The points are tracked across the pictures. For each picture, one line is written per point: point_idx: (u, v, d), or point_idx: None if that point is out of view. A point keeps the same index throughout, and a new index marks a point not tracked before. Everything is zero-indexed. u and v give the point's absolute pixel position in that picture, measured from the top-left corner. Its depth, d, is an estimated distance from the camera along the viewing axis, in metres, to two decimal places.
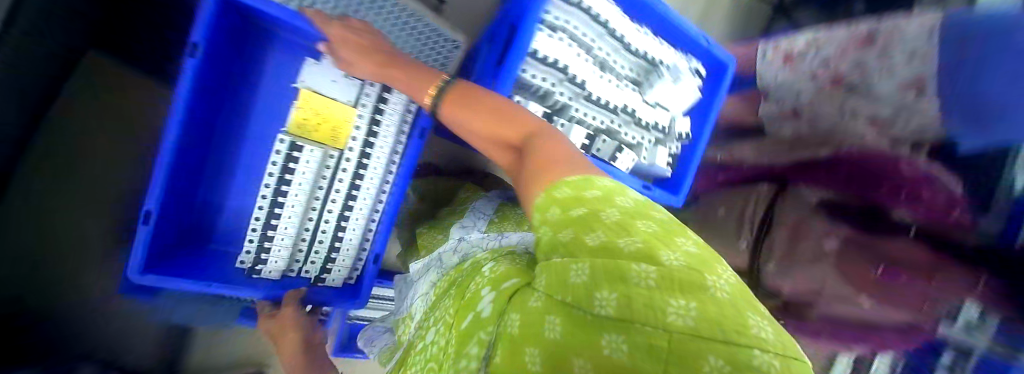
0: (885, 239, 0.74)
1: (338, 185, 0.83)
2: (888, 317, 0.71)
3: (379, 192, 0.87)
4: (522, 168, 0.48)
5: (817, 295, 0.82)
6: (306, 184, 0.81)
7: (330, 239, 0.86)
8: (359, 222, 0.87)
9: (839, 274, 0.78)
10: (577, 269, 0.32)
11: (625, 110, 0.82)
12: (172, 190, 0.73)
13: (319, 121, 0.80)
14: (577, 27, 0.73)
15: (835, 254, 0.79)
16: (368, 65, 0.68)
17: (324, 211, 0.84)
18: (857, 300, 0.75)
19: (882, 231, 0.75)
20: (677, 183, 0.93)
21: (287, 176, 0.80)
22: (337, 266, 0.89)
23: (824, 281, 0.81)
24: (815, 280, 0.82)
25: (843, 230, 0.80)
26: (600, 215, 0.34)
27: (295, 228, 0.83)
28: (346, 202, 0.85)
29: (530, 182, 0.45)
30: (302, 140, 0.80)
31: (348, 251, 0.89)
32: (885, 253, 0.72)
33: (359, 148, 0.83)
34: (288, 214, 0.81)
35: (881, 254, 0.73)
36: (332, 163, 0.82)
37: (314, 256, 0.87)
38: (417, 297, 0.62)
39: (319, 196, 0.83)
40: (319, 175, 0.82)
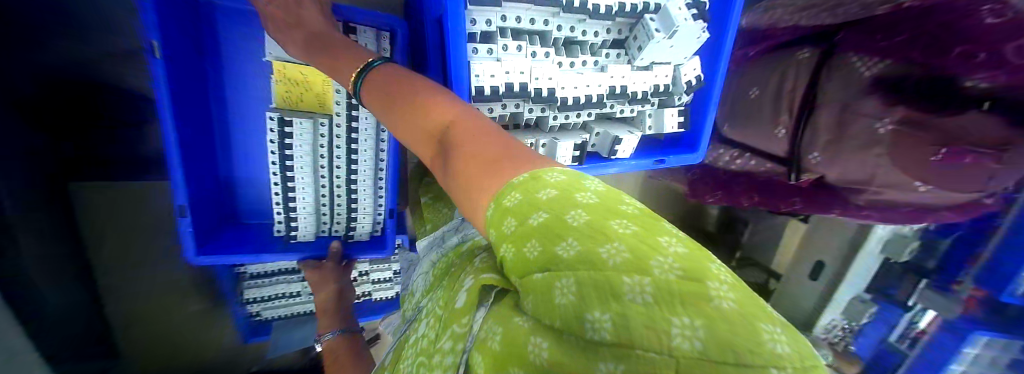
0: (952, 115, 0.65)
1: (337, 143, 0.64)
2: (946, 198, 0.74)
3: (378, 143, 0.66)
4: (450, 175, 0.38)
5: (867, 183, 0.80)
6: (307, 148, 0.63)
7: (344, 192, 0.70)
8: (370, 176, 0.69)
9: (891, 160, 0.73)
10: (562, 286, 0.27)
11: (614, 94, 0.63)
12: (196, 178, 0.64)
13: (301, 91, 0.61)
14: (519, 18, 0.55)
15: (890, 137, 0.72)
16: (294, 49, 0.51)
17: (328, 167, 0.67)
18: (913, 186, 0.74)
19: (949, 107, 0.65)
20: (696, 135, 0.74)
21: (287, 142, 0.62)
22: (363, 219, 0.74)
23: (875, 169, 0.77)
24: (866, 167, 0.78)
25: (898, 113, 0.70)
26: (566, 218, 0.29)
27: (312, 196, 0.68)
28: (349, 160, 0.67)
29: (468, 185, 0.37)
30: (288, 116, 0.60)
31: (374, 207, 0.73)
32: (948, 131, 0.66)
33: (345, 101, 0.61)
34: (299, 178, 0.66)
35: (944, 133, 0.66)
36: (326, 124, 0.62)
37: (339, 217, 0.73)
38: (420, 274, 0.69)
39: (325, 155, 0.65)
40: (316, 134, 0.63)
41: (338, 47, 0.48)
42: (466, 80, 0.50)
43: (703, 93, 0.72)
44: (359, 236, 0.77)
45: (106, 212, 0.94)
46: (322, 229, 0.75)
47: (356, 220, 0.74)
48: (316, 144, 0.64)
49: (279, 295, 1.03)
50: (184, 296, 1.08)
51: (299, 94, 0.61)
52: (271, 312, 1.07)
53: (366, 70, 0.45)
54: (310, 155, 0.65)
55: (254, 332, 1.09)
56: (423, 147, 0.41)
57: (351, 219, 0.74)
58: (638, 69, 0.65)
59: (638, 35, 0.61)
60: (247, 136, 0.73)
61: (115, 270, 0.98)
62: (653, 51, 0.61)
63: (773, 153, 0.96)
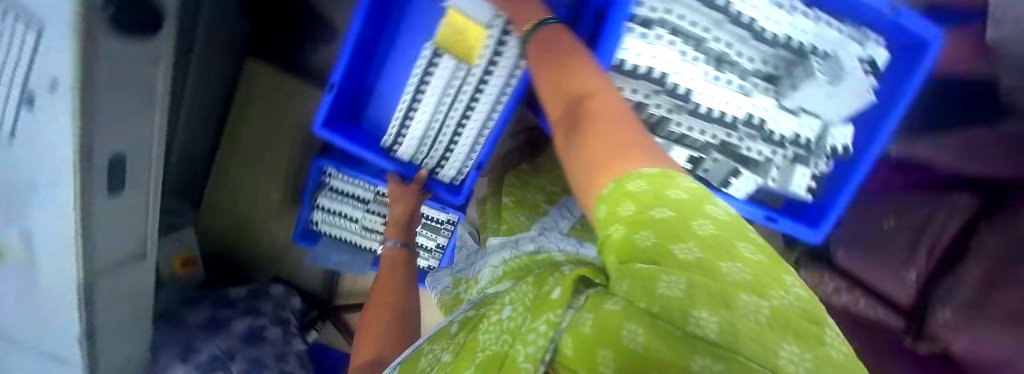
0: None
1: (463, 96, 0.72)
2: None
3: (496, 104, 0.73)
4: (576, 128, 0.41)
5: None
6: (438, 91, 0.71)
7: (450, 135, 0.77)
8: (476, 129, 0.75)
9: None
10: (670, 281, 0.27)
11: (748, 122, 0.61)
12: (354, 66, 0.74)
13: (456, 38, 0.66)
14: (684, 16, 0.56)
15: None
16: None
17: (448, 112, 0.74)
18: None
19: None
20: (822, 212, 0.69)
21: (426, 79, 0.71)
22: (452, 162, 0.82)
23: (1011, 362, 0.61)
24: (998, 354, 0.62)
25: None
26: (692, 223, 0.27)
27: (423, 126, 0.75)
28: (465, 112, 0.74)
29: (589, 137, 0.38)
30: (442, 52, 0.68)
31: (465, 156, 0.81)
32: None
33: (486, 61, 0.68)
34: (421, 111, 0.74)
35: None
36: (462, 77, 0.70)
37: (434, 154, 0.81)
38: (486, 267, 0.72)
39: (450, 99, 0.72)
40: (451, 81, 0.70)
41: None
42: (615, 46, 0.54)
43: (845, 169, 0.67)
44: (443, 176, 0.85)
45: (260, 88, 1.17)
46: (415, 159, 0.82)
47: (446, 160, 0.82)
48: (446, 89, 0.71)
49: (340, 213, 1.12)
50: (272, 181, 1.24)
51: (451, 37, 0.66)
52: (328, 232, 1.17)
53: (539, 25, 0.52)
54: (439, 96, 0.72)
55: (305, 236, 1.19)
56: (559, 108, 0.45)
57: (441, 157, 0.81)
58: (787, 110, 0.63)
59: (796, 75, 0.59)
60: (401, 60, 0.78)
61: (242, 133, 1.18)
62: (807, 94, 0.60)
63: (892, 298, 0.85)
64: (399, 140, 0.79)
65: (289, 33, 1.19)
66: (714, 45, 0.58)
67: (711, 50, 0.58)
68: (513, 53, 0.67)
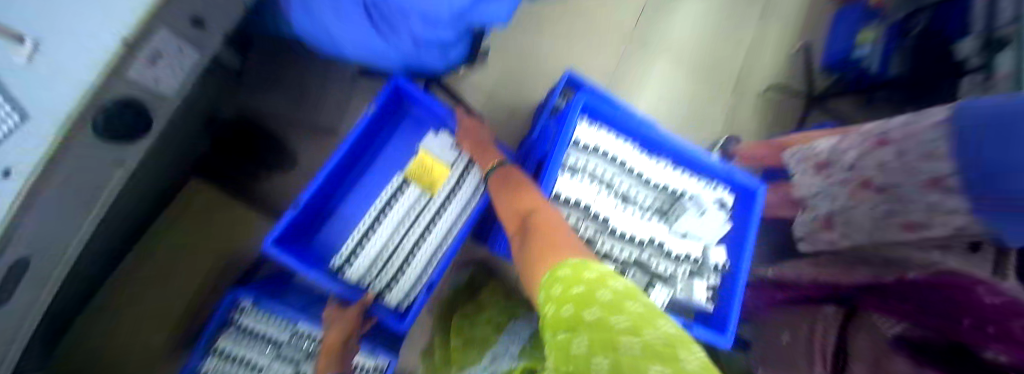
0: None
1: (422, 219, 0.84)
2: None
3: (450, 227, 0.87)
4: (526, 238, 0.50)
5: None
6: (400, 214, 0.83)
7: (403, 255, 0.83)
8: (430, 250, 0.85)
9: None
10: (578, 339, 0.29)
11: (652, 243, 0.77)
12: (320, 192, 0.86)
13: (422, 172, 0.85)
14: (596, 166, 0.75)
15: None
16: (466, 142, 0.83)
17: (404, 233, 0.83)
18: None
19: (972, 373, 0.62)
20: (723, 319, 0.79)
21: (392, 203, 0.84)
22: (402, 284, 0.85)
23: None
24: None
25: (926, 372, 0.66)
26: (597, 292, 0.31)
27: (379, 246, 0.82)
28: (422, 233, 0.84)
29: (533, 241, 0.48)
30: (409, 182, 0.85)
31: (415, 279, 0.86)
32: None
33: (446, 192, 0.86)
34: (380, 231, 0.82)
35: None
36: (423, 202, 0.85)
37: (385, 273, 0.84)
38: None
39: (410, 221, 0.84)
40: (413, 206, 0.84)
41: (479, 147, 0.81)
42: (554, 176, 0.69)
43: (729, 281, 0.82)
44: (390, 299, 0.85)
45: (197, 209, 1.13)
46: (363, 280, 0.84)
47: (395, 282, 0.84)
48: (407, 213, 0.84)
49: (242, 361, 0.95)
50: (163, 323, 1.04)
51: (417, 171, 0.85)
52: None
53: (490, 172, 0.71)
54: (399, 218, 0.83)
55: None
56: (514, 222, 0.56)
57: (390, 278, 0.84)
58: (676, 234, 0.80)
59: (677, 210, 0.77)
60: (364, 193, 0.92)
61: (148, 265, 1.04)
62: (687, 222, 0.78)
63: None
64: (351, 260, 0.83)
65: (247, 164, 1.26)
66: (619, 187, 0.77)
67: (617, 191, 0.77)
68: (467, 189, 0.87)
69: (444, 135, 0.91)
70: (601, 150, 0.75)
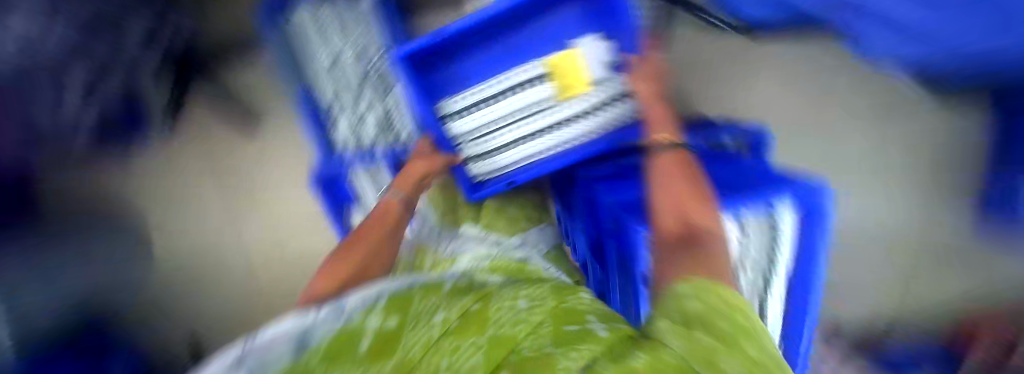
0: None
1: (546, 119, 0.85)
2: None
3: (568, 141, 0.87)
4: (683, 248, 0.52)
5: None
6: (528, 101, 0.84)
7: (509, 140, 0.88)
8: (533, 149, 0.89)
9: None
10: (731, 360, 0.29)
11: None
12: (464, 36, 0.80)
13: (569, 77, 0.82)
14: (753, 249, 0.71)
15: None
16: (641, 84, 0.82)
17: (520, 120, 0.86)
18: None
19: None
20: None
21: (525, 88, 0.84)
22: (488, 163, 0.93)
23: None
24: None
25: None
26: (760, 338, 0.34)
27: (492, 117, 0.86)
28: (539, 130, 0.87)
29: (691, 257, 0.49)
30: (548, 78, 0.82)
31: (502, 168, 0.93)
32: None
33: (583, 107, 0.85)
34: (500, 106, 0.85)
35: None
36: (551, 105, 0.84)
37: (482, 142, 0.90)
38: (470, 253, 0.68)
39: (532, 111, 0.85)
40: (542, 102, 0.84)
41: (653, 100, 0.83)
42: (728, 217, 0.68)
43: None
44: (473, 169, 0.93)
45: None
46: (461, 145, 0.91)
47: (484, 157, 0.92)
48: (534, 105, 0.84)
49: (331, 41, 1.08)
50: None
51: (559, 75, 0.82)
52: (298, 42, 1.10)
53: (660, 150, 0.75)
54: (525, 105, 0.84)
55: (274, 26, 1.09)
56: (671, 223, 0.59)
57: (482, 154, 0.91)
58: None
59: None
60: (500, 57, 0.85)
61: None
62: None
63: None
64: (460, 114, 0.88)
65: None
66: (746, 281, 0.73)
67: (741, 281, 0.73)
68: (606, 115, 0.87)
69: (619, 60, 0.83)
70: (773, 244, 0.71)
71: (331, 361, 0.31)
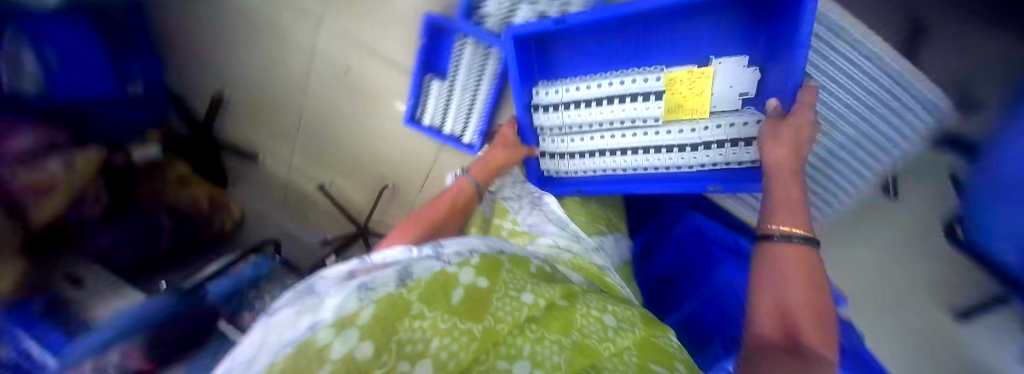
0: None
1: (645, 138, 0.71)
2: None
3: (665, 166, 0.73)
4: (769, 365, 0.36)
5: None
6: (629, 114, 0.71)
7: (596, 149, 0.77)
8: (619, 163, 0.76)
9: None
10: None
11: None
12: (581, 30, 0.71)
13: (686, 97, 0.66)
14: None
15: None
16: (780, 145, 0.56)
17: (612, 131, 0.74)
18: None
19: None
20: None
21: (632, 98, 0.70)
22: (570, 162, 0.82)
23: None
24: None
25: None
26: None
27: (581, 121, 0.76)
28: (634, 148, 0.73)
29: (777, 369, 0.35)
30: (660, 95, 0.68)
31: (584, 170, 0.82)
32: None
33: (697, 137, 0.67)
34: (593, 111, 0.74)
35: None
36: (652, 126, 0.70)
37: (567, 141, 0.80)
38: (546, 235, 0.66)
39: (631, 125, 0.72)
40: (646, 121, 0.70)
41: (793, 171, 0.57)
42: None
43: None
44: (546, 164, 0.86)
45: None
46: (547, 136, 0.83)
47: (568, 155, 0.82)
48: (635, 120, 0.71)
49: None
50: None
51: (675, 93, 0.66)
52: None
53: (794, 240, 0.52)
54: (625, 117, 0.71)
55: None
56: (772, 328, 0.44)
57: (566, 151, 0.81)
58: None
59: None
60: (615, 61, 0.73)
61: None
62: None
63: None
64: (550, 109, 0.80)
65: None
66: None
67: None
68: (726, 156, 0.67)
69: (815, 115, 0.65)
70: None
71: (427, 301, 0.32)
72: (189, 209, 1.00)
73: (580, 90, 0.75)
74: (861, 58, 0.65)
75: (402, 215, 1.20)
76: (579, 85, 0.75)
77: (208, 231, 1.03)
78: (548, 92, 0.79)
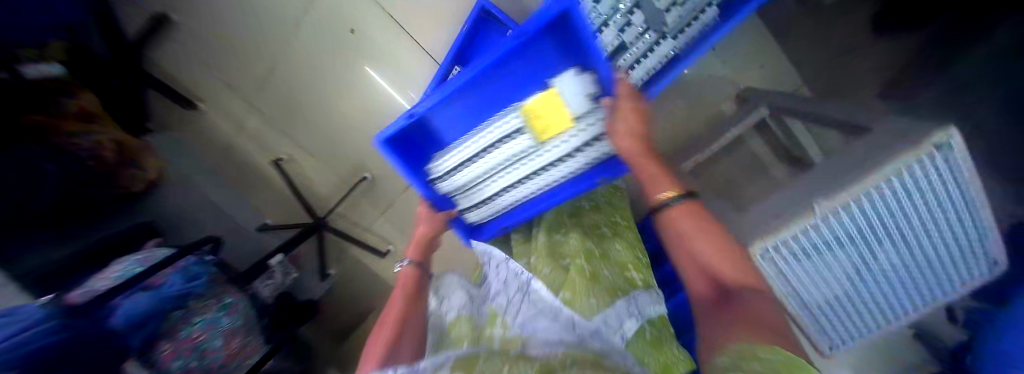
0: None
1: (532, 166, 0.61)
2: None
3: (559, 178, 0.63)
4: (710, 334, 0.31)
5: None
6: (507, 153, 0.60)
7: (501, 186, 0.65)
8: (528, 188, 0.65)
9: None
10: None
11: None
12: (441, 117, 0.62)
13: (540, 121, 0.55)
14: None
15: None
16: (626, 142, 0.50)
17: (505, 171, 0.63)
18: None
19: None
20: None
21: (500, 142, 0.60)
22: (490, 207, 0.69)
23: None
24: None
25: None
26: None
27: (472, 177, 0.64)
28: (531, 174, 0.62)
29: (715, 342, 0.29)
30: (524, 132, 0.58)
31: (504, 204, 0.68)
32: None
33: (569, 147, 0.58)
34: (474, 165, 0.63)
35: None
36: (530, 156, 0.60)
37: (472, 193, 0.68)
38: (517, 315, 0.38)
39: (514, 160, 0.61)
40: (525, 155, 0.60)
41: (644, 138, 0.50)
42: None
43: None
44: (473, 215, 0.72)
45: None
46: (457, 193, 0.69)
47: (483, 202, 0.69)
48: (514, 155, 0.60)
49: None
50: None
51: (537, 123, 0.55)
52: None
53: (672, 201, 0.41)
54: (506, 156, 0.60)
55: None
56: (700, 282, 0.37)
57: (482, 198, 0.68)
58: None
59: None
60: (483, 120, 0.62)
61: None
62: None
63: None
64: (446, 175, 0.66)
65: None
66: None
67: None
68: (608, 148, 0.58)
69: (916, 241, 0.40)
70: None
71: None
72: (88, 156, 0.78)
73: (453, 159, 0.64)
74: (950, 183, 0.35)
75: (373, 213, 1.08)
76: (454, 153, 0.64)
77: (105, 186, 0.81)
78: (440, 167, 0.66)
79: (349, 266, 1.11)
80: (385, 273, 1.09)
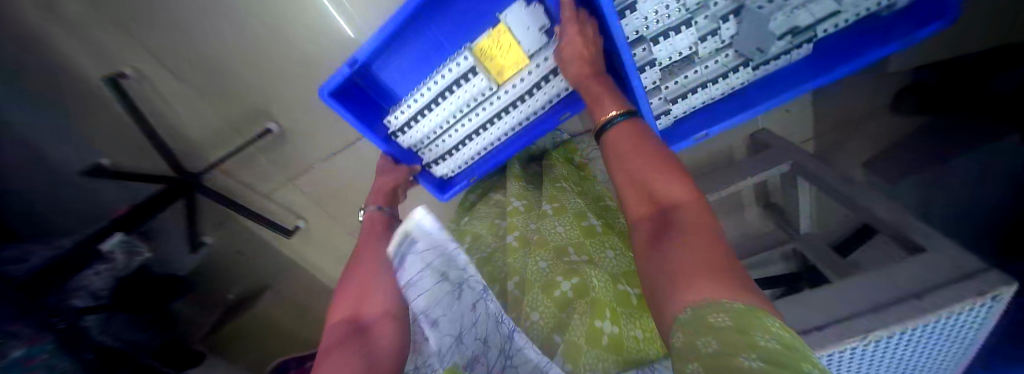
0: None
1: (493, 108, 0.53)
2: None
3: (525, 117, 0.56)
4: (650, 267, 0.24)
5: None
6: (461, 100, 0.51)
7: (462, 133, 0.56)
8: (495, 134, 0.57)
9: None
10: None
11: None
12: (388, 64, 0.49)
13: (497, 57, 0.46)
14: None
15: None
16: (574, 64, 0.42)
17: (465, 118, 0.54)
18: None
19: None
20: None
21: (450, 88, 0.50)
22: (460, 158, 0.61)
23: None
24: None
25: None
26: None
27: (428, 130, 0.56)
28: (495, 119, 0.55)
29: (659, 283, 0.22)
30: (480, 72, 0.48)
31: (471, 152, 0.60)
32: None
33: (529, 82, 0.50)
34: (431, 116, 0.53)
35: None
36: (489, 99, 0.51)
37: (436, 145, 0.59)
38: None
39: (473, 106, 0.52)
40: (484, 101, 0.51)
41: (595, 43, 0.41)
42: None
43: None
44: (439, 168, 0.63)
45: None
46: (421, 145, 0.59)
47: (450, 153, 0.60)
48: (473, 101, 0.51)
49: None
50: None
51: (490, 59, 0.46)
52: None
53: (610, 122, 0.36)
54: (459, 103, 0.51)
55: None
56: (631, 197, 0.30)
57: (445, 148, 0.59)
58: None
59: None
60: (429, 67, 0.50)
61: None
62: None
63: None
64: (404, 129, 0.56)
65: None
66: None
67: None
68: None
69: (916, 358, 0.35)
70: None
71: None
72: None
73: (404, 112, 0.53)
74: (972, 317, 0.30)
75: (277, 179, 0.85)
76: (406, 102, 0.53)
77: None
78: (393, 121, 0.55)
79: (236, 234, 0.89)
80: (289, 248, 0.92)
